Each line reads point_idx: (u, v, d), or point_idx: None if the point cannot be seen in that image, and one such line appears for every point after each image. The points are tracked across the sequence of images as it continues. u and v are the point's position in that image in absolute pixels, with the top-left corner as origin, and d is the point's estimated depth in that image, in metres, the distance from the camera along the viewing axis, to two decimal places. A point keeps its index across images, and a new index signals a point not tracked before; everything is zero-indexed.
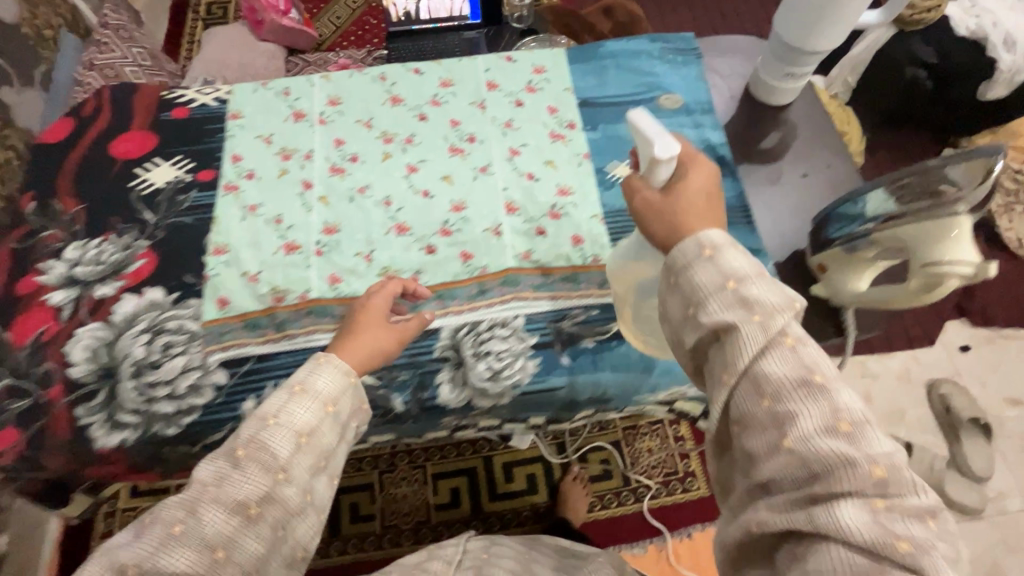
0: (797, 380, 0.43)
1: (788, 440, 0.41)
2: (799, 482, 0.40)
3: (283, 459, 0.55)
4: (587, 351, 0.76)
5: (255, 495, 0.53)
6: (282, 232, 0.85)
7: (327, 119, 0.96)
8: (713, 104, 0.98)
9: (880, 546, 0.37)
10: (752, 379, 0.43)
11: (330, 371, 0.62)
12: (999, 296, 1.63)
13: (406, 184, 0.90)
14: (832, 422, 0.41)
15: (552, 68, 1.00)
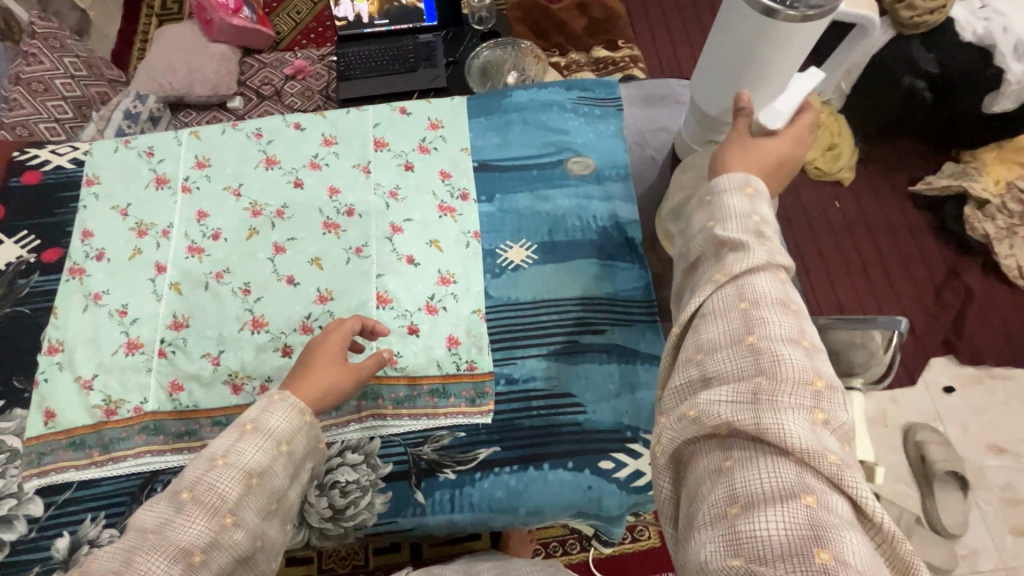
0: (776, 299, 0.44)
1: (750, 338, 0.42)
2: (743, 402, 0.39)
3: (232, 501, 0.46)
4: (446, 484, 0.67)
5: (200, 542, 0.44)
6: (125, 327, 0.76)
7: (191, 185, 0.85)
8: (630, 167, 0.86)
9: (803, 480, 0.35)
10: (727, 287, 0.45)
11: (287, 408, 0.52)
12: (990, 327, 1.26)
13: (269, 267, 0.79)
14: (799, 334, 0.42)
15: (449, 124, 0.88)
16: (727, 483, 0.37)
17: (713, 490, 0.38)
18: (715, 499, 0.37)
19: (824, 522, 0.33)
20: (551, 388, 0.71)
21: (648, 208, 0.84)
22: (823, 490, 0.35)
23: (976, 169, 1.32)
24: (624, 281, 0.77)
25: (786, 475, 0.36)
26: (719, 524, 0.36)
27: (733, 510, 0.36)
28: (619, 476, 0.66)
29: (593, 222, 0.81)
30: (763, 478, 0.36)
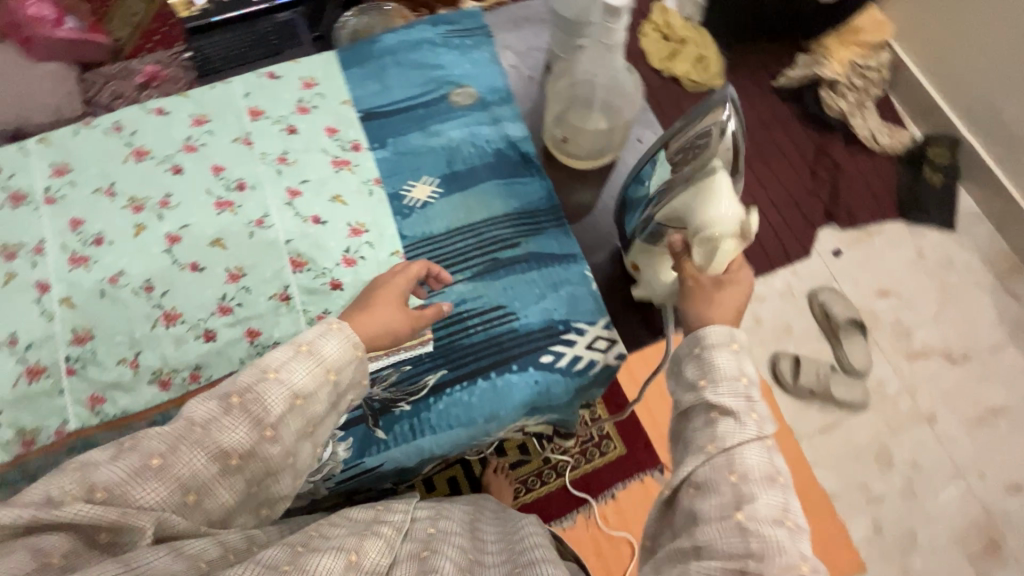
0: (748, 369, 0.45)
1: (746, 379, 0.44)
2: (744, 407, 0.42)
3: (275, 414, 0.41)
4: (404, 417, 0.69)
5: (241, 446, 0.39)
6: (19, 355, 0.70)
7: (55, 194, 0.78)
8: (511, 89, 0.89)
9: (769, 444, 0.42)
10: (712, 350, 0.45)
11: (343, 338, 0.46)
12: (856, 189, 1.36)
13: (168, 259, 0.75)
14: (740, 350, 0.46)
15: (324, 80, 0.87)
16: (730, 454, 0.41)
17: (712, 463, 0.41)
18: (714, 476, 0.41)
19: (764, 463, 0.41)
20: (482, 305, 0.74)
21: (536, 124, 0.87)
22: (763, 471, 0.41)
23: (823, 55, 1.41)
24: (528, 194, 0.81)
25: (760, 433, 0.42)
26: (714, 494, 0.40)
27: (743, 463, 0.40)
28: (561, 365, 0.72)
29: (487, 146, 0.83)
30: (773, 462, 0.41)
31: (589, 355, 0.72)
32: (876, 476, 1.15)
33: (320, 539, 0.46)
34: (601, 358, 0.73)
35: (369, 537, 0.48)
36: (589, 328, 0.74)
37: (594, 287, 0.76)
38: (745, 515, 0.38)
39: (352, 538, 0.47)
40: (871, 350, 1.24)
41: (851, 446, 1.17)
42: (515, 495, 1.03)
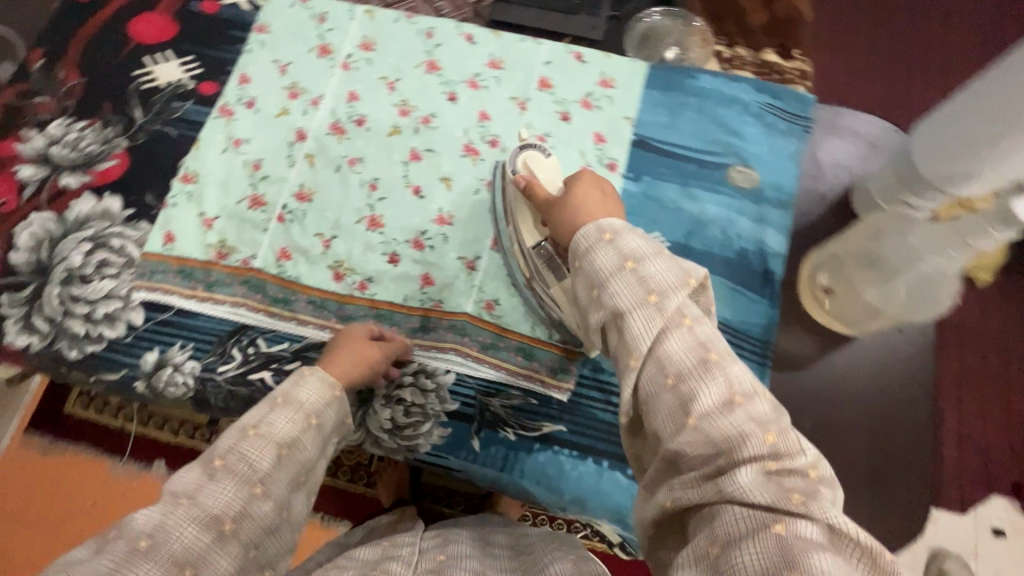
0: (695, 359, 0.39)
1: (737, 396, 0.38)
2: (762, 459, 0.36)
3: (262, 471, 0.45)
4: (503, 443, 0.66)
5: (230, 512, 0.42)
6: (254, 181, 0.77)
7: (352, 64, 0.84)
8: (797, 195, 0.77)
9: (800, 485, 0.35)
10: (667, 354, 0.40)
11: (317, 382, 0.52)
12: None
13: (401, 171, 0.78)
14: (726, 395, 0.38)
15: (622, 87, 0.82)
16: (775, 509, 0.34)
17: (747, 506, 0.34)
18: (749, 519, 0.34)
19: (810, 510, 0.33)
20: None
21: (800, 246, 0.75)
22: (797, 516, 0.33)
23: None
24: (747, 311, 0.71)
25: (798, 480, 0.35)
26: (764, 542, 0.32)
27: (796, 496, 0.34)
28: None
29: (735, 241, 0.74)
30: (824, 513, 0.33)
31: None
32: None
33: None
34: None
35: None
36: None
37: None
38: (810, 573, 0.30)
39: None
40: None
41: None
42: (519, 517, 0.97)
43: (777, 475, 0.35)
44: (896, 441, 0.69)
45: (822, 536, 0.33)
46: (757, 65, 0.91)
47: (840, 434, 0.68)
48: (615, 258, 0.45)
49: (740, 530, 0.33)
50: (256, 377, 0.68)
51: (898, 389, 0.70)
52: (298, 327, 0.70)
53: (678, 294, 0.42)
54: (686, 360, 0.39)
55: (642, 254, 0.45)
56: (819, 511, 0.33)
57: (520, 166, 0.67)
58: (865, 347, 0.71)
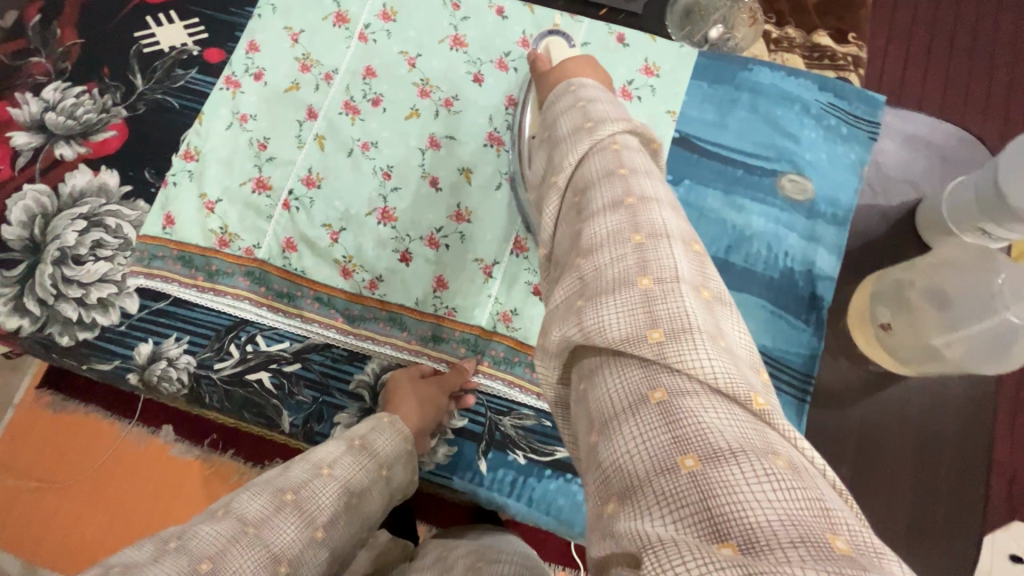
0: (604, 173, 0.36)
1: (645, 279, 0.30)
2: (633, 309, 0.29)
3: (328, 515, 0.42)
4: (512, 466, 0.62)
5: (287, 553, 0.39)
6: (260, 162, 0.71)
7: (369, 35, 0.76)
8: (855, 212, 0.69)
9: (672, 319, 0.28)
10: (585, 203, 0.35)
11: (391, 432, 0.52)
12: None
13: (418, 159, 0.72)
14: (619, 196, 0.34)
15: (666, 76, 0.73)
16: (648, 366, 0.28)
17: (619, 372, 0.29)
18: (623, 390, 0.28)
19: (672, 360, 0.27)
20: None
21: (855, 269, 0.67)
22: (674, 369, 0.27)
23: None
24: (788, 339, 0.65)
25: (674, 311, 0.28)
26: (644, 413, 0.27)
27: (655, 336, 0.28)
28: None
29: (782, 259, 0.67)
30: (693, 356, 0.27)
31: None
32: None
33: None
34: None
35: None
36: None
37: None
38: (703, 454, 0.24)
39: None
40: None
41: None
42: None
43: (657, 309, 0.29)
44: (936, 497, 0.61)
45: (707, 388, 0.26)
46: (807, 49, 0.77)
47: (870, 485, 0.61)
48: (570, 101, 0.44)
49: (613, 398, 0.28)
50: (253, 377, 0.64)
51: (942, 437, 0.62)
52: (301, 325, 0.66)
53: (615, 125, 0.39)
54: (602, 219, 0.33)
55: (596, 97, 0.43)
56: (692, 362, 0.27)
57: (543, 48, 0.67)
58: (911, 389, 0.63)
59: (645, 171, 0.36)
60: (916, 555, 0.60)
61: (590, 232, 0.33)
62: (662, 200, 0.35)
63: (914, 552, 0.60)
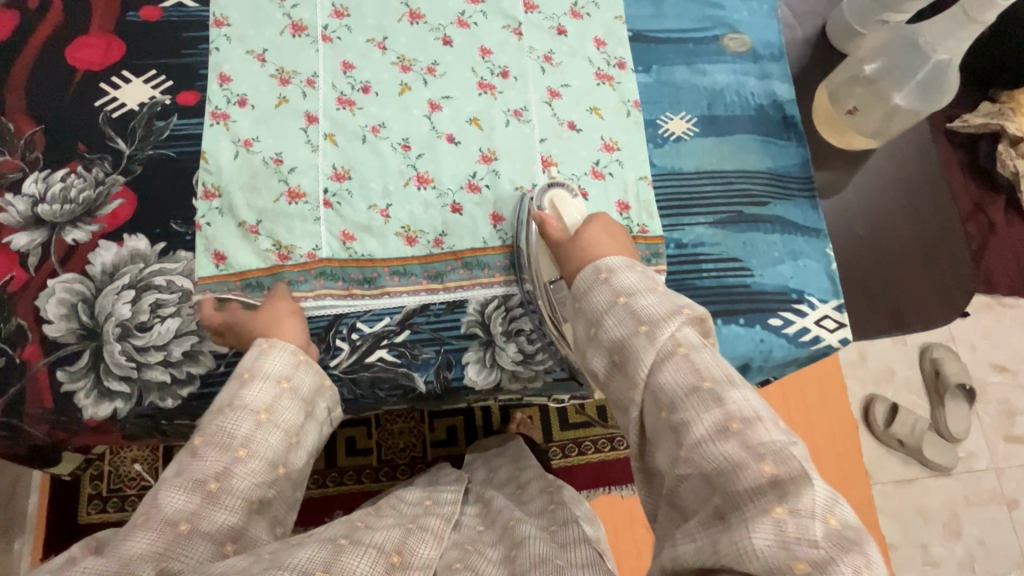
0: (687, 387, 0.43)
1: (779, 507, 0.36)
2: (774, 535, 0.35)
3: (242, 436, 0.52)
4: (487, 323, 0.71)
5: (213, 472, 0.49)
6: (283, 176, 0.73)
7: (332, 34, 0.80)
8: (785, 47, 0.84)
9: (814, 551, 0.34)
10: (681, 426, 0.42)
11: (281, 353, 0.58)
12: None
13: (427, 125, 0.77)
14: (722, 422, 0.41)
15: None
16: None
17: None
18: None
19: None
20: (719, 252, 0.74)
21: (803, 91, 0.83)
22: None
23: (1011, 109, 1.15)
24: (783, 157, 0.78)
25: (815, 551, 0.34)
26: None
27: (803, 568, 0.33)
28: (788, 332, 0.71)
29: (751, 99, 0.81)
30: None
31: (816, 331, 0.71)
32: (932, 527, 1.38)
33: (364, 532, 0.49)
34: (827, 338, 0.71)
35: (415, 534, 0.51)
36: (819, 305, 0.73)
37: (833, 267, 0.74)
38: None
39: (396, 537, 0.50)
40: (972, 418, 1.47)
41: (922, 501, 1.40)
42: (568, 453, 1.21)
43: (791, 540, 0.34)
44: (930, 228, 0.78)
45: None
46: None
47: (884, 234, 0.77)
48: (609, 295, 0.50)
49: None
50: (372, 359, 0.67)
51: (916, 183, 0.80)
52: (392, 300, 0.70)
53: (669, 323, 0.46)
54: (717, 449, 0.40)
55: (633, 288, 0.50)
56: None
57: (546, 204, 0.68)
58: (881, 153, 0.80)
59: (730, 383, 0.43)
60: (935, 271, 0.76)
61: (707, 462, 0.40)
62: (760, 416, 0.41)
63: (933, 269, 0.76)
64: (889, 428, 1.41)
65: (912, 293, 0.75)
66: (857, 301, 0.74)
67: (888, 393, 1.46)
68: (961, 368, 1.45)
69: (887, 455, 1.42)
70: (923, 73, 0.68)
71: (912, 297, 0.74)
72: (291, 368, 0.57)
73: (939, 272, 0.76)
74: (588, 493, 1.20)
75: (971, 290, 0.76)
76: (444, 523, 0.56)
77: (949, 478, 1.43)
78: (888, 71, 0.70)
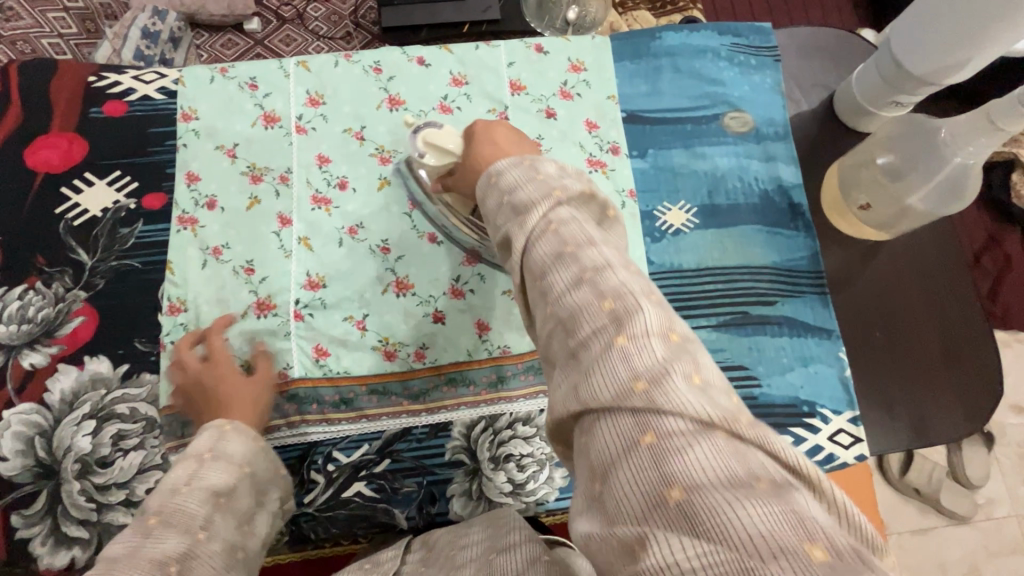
0: (553, 254, 0.36)
1: (621, 336, 0.31)
2: (614, 367, 0.30)
3: (201, 517, 0.46)
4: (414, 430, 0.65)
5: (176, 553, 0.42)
6: (253, 286, 0.69)
7: (307, 125, 0.76)
8: (790, 123, 0.79)
9: (648, 367, 0.29)
10: (547, 288, 0.36)
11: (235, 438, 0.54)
12: None
13: (408, 223, 0.72)
14: (575, 277, 0.35)
15: (593, 67, 0.79)
16: (637, 412, 0.29)
17: (613, 423, 0.29)
18: (618, 438, 0.29)
19: (659, 403, 0.28)
20: (723, 359, 0.68)
21: (812, 170, 0.77)
22: (655, 409, 0.28)
23: None
24: (791, 249, 0.73)
25: (650, 363, 0.30)
26: (637, 460, 0.27)
27: (639, 387, 0.29)
28: (799, 451, 0.65)
29: (754, 183, 0.75)
30: (677, 395, 0.28)
31: (830, 448, 0.66)
32: None
33: None
34: (841, 455, 0.66)
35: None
36: (832, 417, 0.67)
37: (847, 374, 0.68)
38: (686, 485, 0.26)
39: None
40: (991, 462, 1.40)
41: (941, 553, 1.35)
42: None
43: (634, 363, 0.30)
44: (951, 325, 0.72)
45: (690, 426, 0.28)
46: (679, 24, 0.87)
47: (901, 335, 0.71)
48: (497, 196, 0.42)
49: (607, 450, 0.29)
50: (350, 494, 0.62)
51: (933, 274, 0.74)
52: (372, 423, 0.65)
53: (543, 206, 0.39)
54: (571, 300, 0.34)
55: (515, 184, 0.41)
56: (676, 401, 0.28)
57: (422, 147, 0.61)
58: (895, 243, 0.74)
59: (590, 240, 0.36)
60: (958, 375, 0.71)
61: (565, 312, 0.34)
62: (613, 262, 0.35)
63: (956, 372, 0.70)
64: (905, 477, 1.36)
65: (935, 400, 0.69)
66: (876, 413, 0.68)
67: None
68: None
69: (903, 504, 1.37)
70: (940, 175, 0.62)
71: (935, 404, 0.69)
72: (215, 439, 0.53)
73: (964, 374, 0.71)
74: None
75: (999, 394, 0.70)
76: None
77: (968, 526, 1.36)
78: (904, 168, 0.64)
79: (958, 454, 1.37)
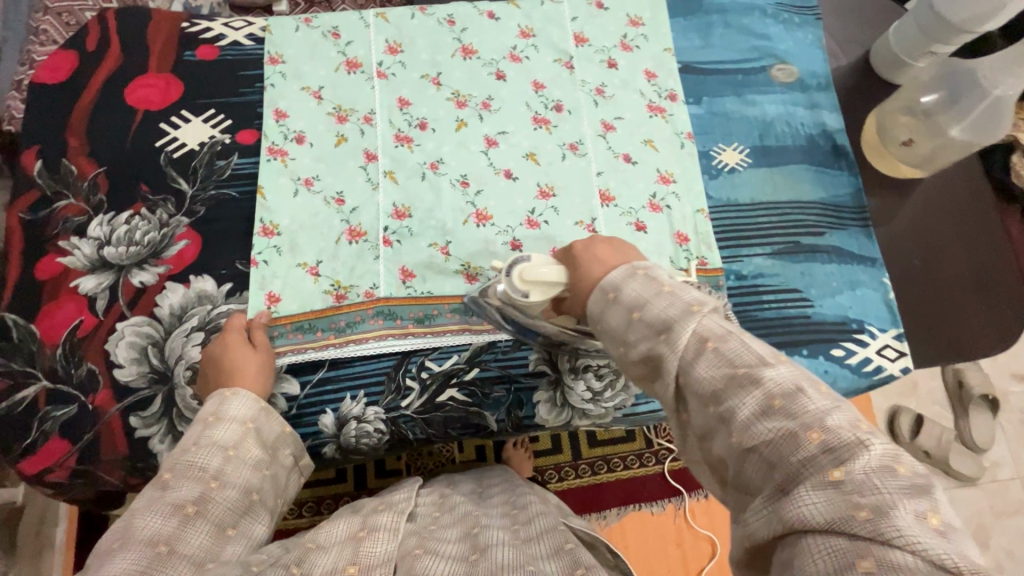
0: (722, 377, 0.37)
1: (835, 470, 0.31)
2: (827, 493, 0.31)
3: (213, 469, 0.48)
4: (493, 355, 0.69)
5: (190, 497, 0.45)
6: (345, 215, 0.74)
7: (386, 71, 0.81)
8: (831, 75, 0.85)
9: (868, 493, 0.30)
10: (729, 414, 0.36)
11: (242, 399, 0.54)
12: None
13: (485, 160, 0.78)
14: (761, 402, 0.35)
15: (651, 22, 0.86)
16: (855, 539, 0.30)
17: (824, 546, 0.30)
18: (831, 562, 0.30)
19: (887, 535, 0.29)
20: (779, 283, 0.74)
21: (851, 118, 0.84)
22: (878, 542, 0.29)
23: None
24: (836, 186, 0.79)
25: (873, 491, 0.30)
26: None
27: (862, 513, 0.30)
28: (851, 362, 0.71)
29: (801, 129, 0.82)
30: (908, 532, 0.29)
31: (879, 360, 0.72)
32: None
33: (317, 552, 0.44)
34: (889, 367, 0.72)
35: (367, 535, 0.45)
36: (879, 334, 0.73)
37: (891, 297, 0.75)
38: None
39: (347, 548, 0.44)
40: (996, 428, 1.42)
41: None
42: (597, 470, 1.21)
43: (852, 494, 0.31)
44: (984, 256, 0.78)
45: (923, 567, 0.28)
46: None
47: (938, 264, 0.78)
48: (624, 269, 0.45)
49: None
50: (444, 399, 0.68)
51: (963, 208, 0.80)
52: (359, 348, 0.68)
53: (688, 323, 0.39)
54: (762, 429, 0.34)
55: (643, 299, 0.42)
56: (906, 535, 0.29)
57: (524, 287, 0.57)
58: (931, 182, 0.81)
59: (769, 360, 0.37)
60: (990, 300, 0.77)
61: (757, 441, 0.34)
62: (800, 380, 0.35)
63: (989, 297, 0.77)
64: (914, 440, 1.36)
65: (971, 321, 0.76)
66: (917, 333, 0.75)
67: (912, 405, 1.42)
68: (985, 379, 1.42)
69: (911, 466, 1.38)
70: (980, 108, 0.70)
71: (969, 325, 0.75)
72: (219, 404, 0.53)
73: (997, 299, 0.77)
74: (620, 509, 1.19)
75: None
76: (398, 513, 0.49)
77: (976, 489, 1.38)
78: (944, 107, 0.72)
79: (965, 419, 1.39)
